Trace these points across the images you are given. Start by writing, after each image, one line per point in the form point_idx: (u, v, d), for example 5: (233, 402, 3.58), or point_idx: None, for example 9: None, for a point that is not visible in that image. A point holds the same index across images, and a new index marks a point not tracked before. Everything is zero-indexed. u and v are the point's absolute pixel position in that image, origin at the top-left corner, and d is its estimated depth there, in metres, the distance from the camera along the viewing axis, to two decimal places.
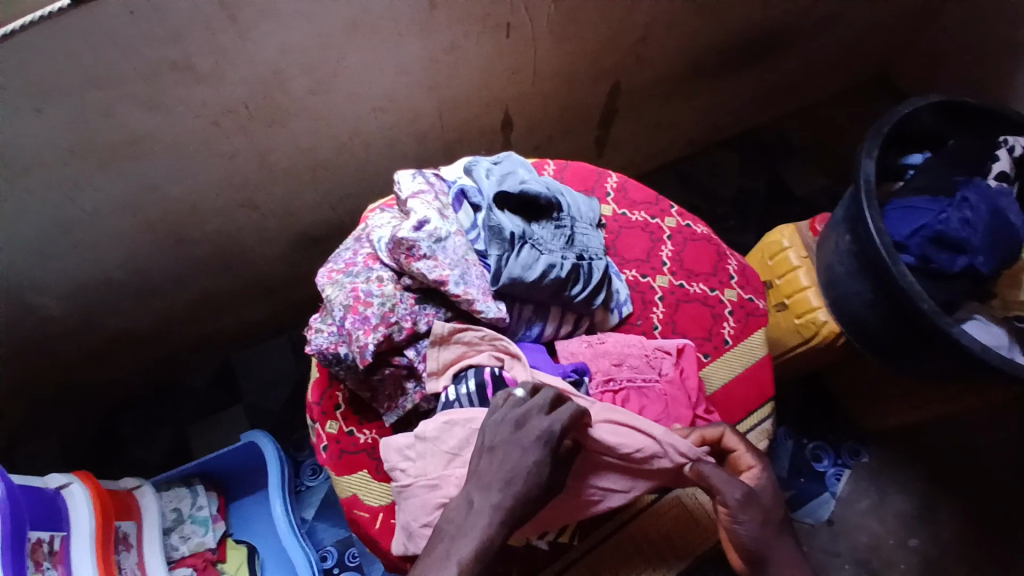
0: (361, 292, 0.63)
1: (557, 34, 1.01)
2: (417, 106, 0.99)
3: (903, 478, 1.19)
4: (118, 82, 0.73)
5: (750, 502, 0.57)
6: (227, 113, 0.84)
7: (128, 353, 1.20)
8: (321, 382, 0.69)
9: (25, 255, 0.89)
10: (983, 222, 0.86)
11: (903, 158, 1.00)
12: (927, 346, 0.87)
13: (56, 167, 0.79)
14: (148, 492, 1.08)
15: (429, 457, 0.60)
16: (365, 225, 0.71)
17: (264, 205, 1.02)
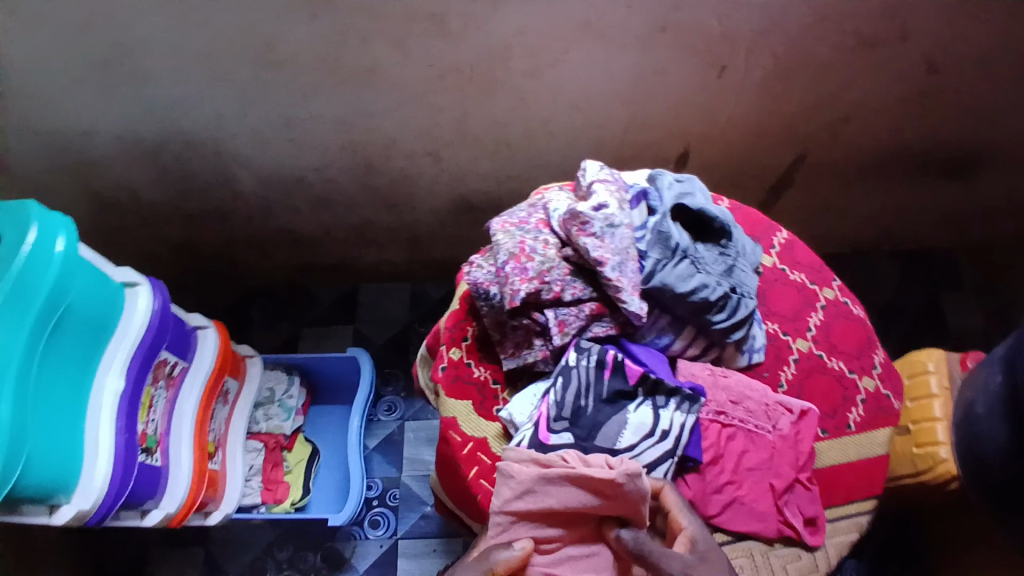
0: (527, 247, 0.68)
1: (763, 89, 1.03)
2: (610, 116, 1.05)
3: None
4: (382, 13, 0.85)
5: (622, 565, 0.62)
6: (451, 69, 0.94)
7: (281, 248, 1.35)
8: (459, 314, 0.76)
9: (246, 136, 1.04)
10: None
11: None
12: None
13: (304, 71, 0.92)
14: (256, 364, 1.19)
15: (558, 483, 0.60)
16: (542, 197, 0.77)
17: (446, 160, 1.12)
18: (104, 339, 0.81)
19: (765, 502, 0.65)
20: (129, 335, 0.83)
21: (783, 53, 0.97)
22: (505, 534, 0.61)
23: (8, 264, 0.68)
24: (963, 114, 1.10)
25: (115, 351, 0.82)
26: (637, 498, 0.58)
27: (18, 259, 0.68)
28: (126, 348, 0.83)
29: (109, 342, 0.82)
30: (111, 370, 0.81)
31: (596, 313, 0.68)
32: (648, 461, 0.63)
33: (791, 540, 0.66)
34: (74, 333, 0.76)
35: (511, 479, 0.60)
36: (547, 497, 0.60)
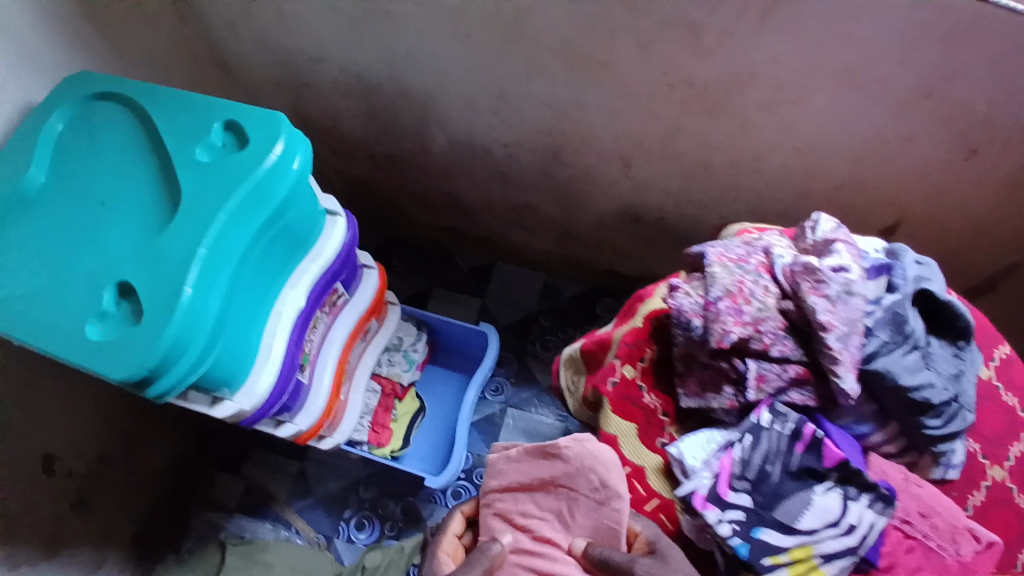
0: (746, 288, 0.64)
1: (1014, 185, 0.92)
2: (828, 169, 0.98)
3: None
4: (642, 16, 0.81)
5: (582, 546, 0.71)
6: (686, 85, 0.90)
7: (441, 208, 1.39)
8: (640, 332, 0.72)
9: (457, 99, 1.05)
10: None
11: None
12: None
13: (539, 52, 0.91)
14: (395, 311, 1.23)
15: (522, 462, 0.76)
16: (759, 237, 0.73)
17: (635, 169, 1.10)
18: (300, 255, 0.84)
19: None
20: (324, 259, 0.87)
21: None
22: (490, 519, 0.78)
23: (251, 171, 0.67)
24: None
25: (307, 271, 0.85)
26: (576, 463, 0.71)
27: (263, 167, 0.68)
28: (316, 268, 0.85)
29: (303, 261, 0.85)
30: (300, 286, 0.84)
31: (800, 378, 0.64)
32: (826, 551, 0.60)
33: None
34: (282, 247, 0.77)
35: (491, 465, 0.79)
36: (513, 475, 0.77)
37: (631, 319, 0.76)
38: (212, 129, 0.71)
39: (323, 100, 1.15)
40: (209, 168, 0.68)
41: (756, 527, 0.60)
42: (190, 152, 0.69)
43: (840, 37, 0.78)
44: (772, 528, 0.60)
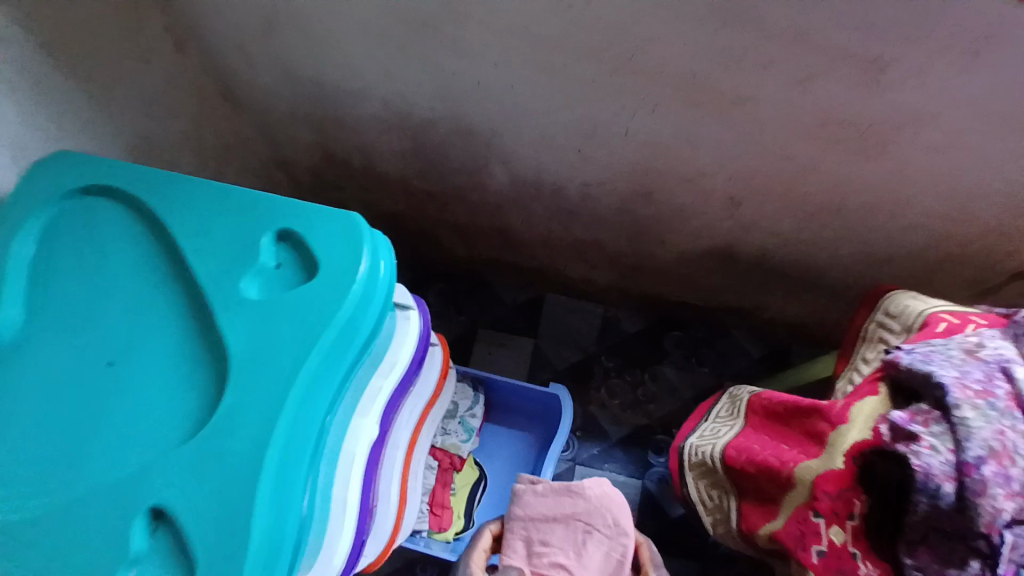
0: (1012, 443, 0.51)
1: None
2: (988, 212, 0.81)
3: None
4: (809, 46, 0.61)
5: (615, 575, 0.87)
6: (840, 122, 0.71)
7: (488, 243, 1.19)
8: (843, 479, 0.59)
9: (530, 135, 0.85)
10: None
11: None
12: None
13: (652, 85, 0.71)
14: (452, 377, 1.05)
15: (557, 498, 0.93)
16: (981, 346, 0.59)
17: (743, 209, 0.91)
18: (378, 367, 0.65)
19: None
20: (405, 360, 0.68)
21: None
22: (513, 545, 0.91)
23: (336, 311, 0.53)
24: None
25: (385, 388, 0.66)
26: (597, 502, 0.92)
27: (346, 304, 0.53)
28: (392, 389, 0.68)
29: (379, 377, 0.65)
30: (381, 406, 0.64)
31: None
32: None
33: None
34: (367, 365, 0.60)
35: (520, 498, 0.94)
36: (540, 506, 0.92)
37: (825, 455, 0.62)
38: (261, 247, 0.57)
39: (355, 132, 0.93)
40: (267, 309, 0.53)
41: None
42: (235, 286, 0.55)
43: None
44: None
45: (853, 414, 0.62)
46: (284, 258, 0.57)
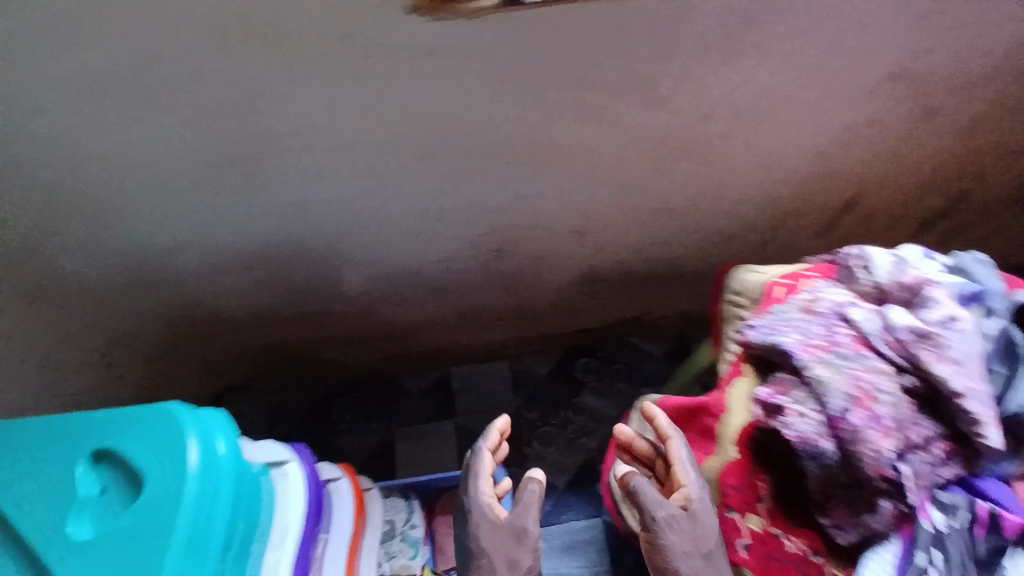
0: (868, 384, 0.53)
1: (964, 132, 0.89)
2: (791, 174, 0.90)
3: None
4: (584, 86, 0.66)
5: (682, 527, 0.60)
6: (641, 141, 0.76)
7: (373, 342, 1.15)
8: (741, 468, 0.62)
9: (375, 232, 0.85)
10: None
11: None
12: None
13: (467, 156, 0.73)
14: (376, 498, 1.00)
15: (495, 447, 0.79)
16: (814, 294, 0.61)
17: (597, 233, 0.95)
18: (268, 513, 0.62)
19: None
20: (295, 507, 0.66)
21: (1009, 91, 0.82)
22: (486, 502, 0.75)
23: (181, 479, 0.52)
24: None
25: (290, 517, 0.64)
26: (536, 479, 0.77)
27: (190, 472, 0.53)
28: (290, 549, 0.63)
29: (279, 511, 0.64)
30: (289, 537, 0.63)
31: (945, 451, 0.54)
32: None
33: None
34: (240, 518, 0.57)
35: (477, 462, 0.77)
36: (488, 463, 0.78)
37: (719, 450, 0.65)
38: (77, 479, 0.55)
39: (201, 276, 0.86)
40: (104, 537, 0.52)
41: None
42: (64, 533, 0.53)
43: (824, 35, 0.67)
44: None
45: (730, 402, 0.64)
46: (107, 479, 0.56)
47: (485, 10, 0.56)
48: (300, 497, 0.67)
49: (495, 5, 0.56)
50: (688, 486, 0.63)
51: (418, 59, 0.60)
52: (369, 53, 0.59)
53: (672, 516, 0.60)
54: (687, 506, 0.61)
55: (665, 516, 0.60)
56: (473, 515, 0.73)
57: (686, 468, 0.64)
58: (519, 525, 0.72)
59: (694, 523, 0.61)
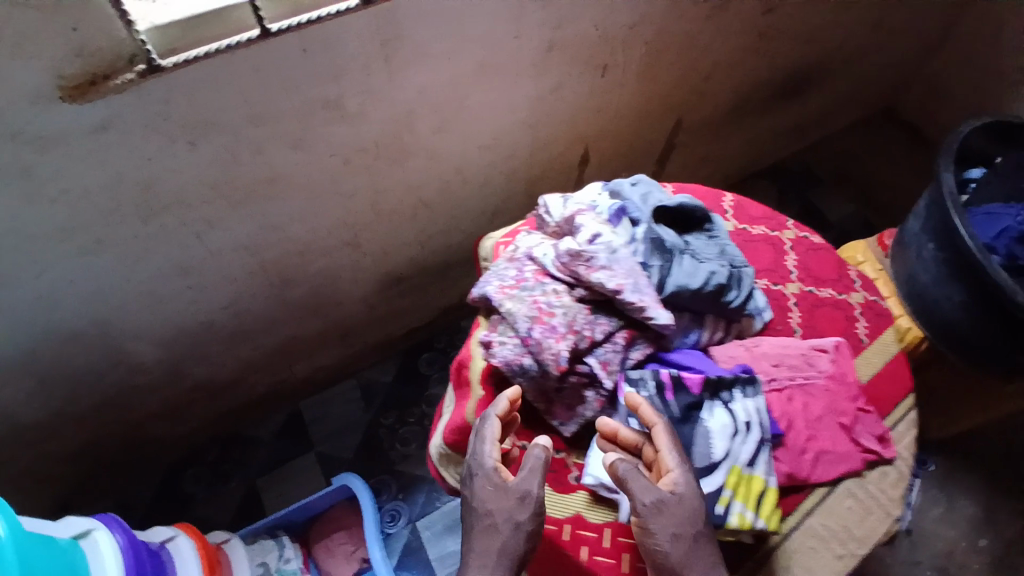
0: (543, 304, 0.66)
1: (643, 76, 1.06)
2: (516, 146, 1.03)
3: None
4: (273, 121, 0.74)
5: (659, 512, 0.57)
6: (358, 151, 0.85)
7: (203, 403, 1.17)
8: (487, 400, 0.72)
9: (142, 298, 0.88)
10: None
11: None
12: None
13: (195, 206, 0.79)
14: (237, 546, 1.04)
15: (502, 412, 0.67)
16: (515, 247, 0.74)
17: (370, 241, 1.03)
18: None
19: (844, 443, 0.69)
20: (111, 567, 0.72)
21: (657, 40, 1.00)
22: (488, 481, 0.64)
23: None
24: (795, 45, 1.28)
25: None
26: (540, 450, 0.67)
27: None
28: None
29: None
30: None
31: (629, 339, 0.68)
32: (747, 458, 0.63)
33: (874, 463, 0.70)
34: None
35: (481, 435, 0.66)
36: (490, 438, 0.65)
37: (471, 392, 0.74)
38: None
39: None
40: None
41: (693, 488, 0.62)
42: None
43: (467, 32, 0.78)
44: (701, 478, 0.62)
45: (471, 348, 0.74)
46: None
47: (133, 81, 0.62)
48: (114, 559, 0.73)
49: (135, 76, 0.62)
50: (673, 471, 0.59)
51: (93, 136, 0.65)
52: (43, 145, 0.63)
53: (661, 500, 0.57)
54: (674, 491, 0.58)
55: (654, 502, 0.57)
56: (478, 486, 0.64)
57: (670, 453, 0.60)
58: (521, 500, 0.63)
59: (683, 506, 0.57)
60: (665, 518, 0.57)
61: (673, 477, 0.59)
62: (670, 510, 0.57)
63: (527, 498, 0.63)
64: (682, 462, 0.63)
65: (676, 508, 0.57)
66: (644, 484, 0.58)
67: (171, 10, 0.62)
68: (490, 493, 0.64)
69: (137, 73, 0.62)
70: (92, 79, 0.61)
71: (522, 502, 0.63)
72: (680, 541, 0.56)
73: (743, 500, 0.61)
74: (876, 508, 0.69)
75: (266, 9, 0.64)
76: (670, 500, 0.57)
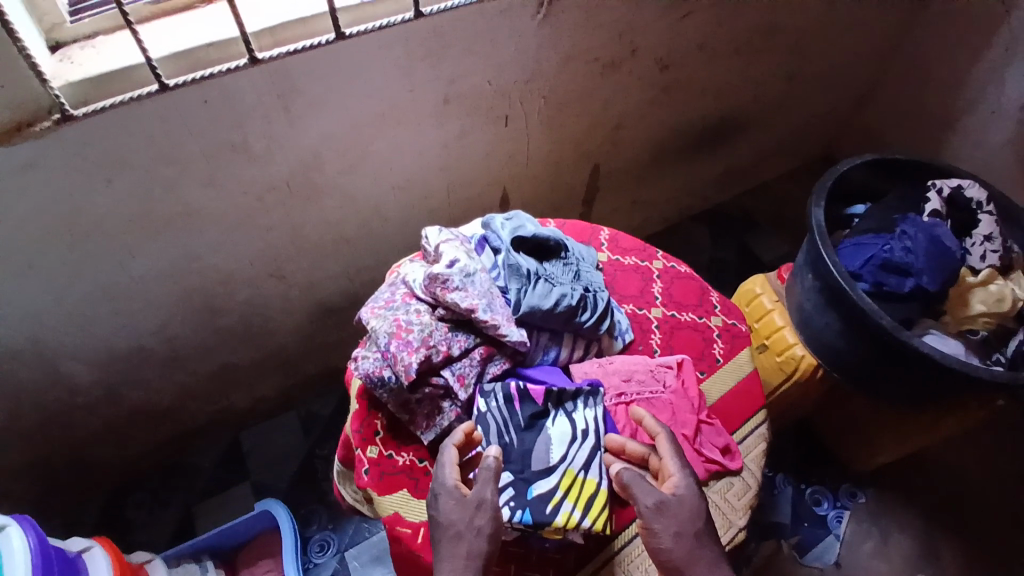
0: (402, 321, 0.72)
1: (547, 124, 1.19)
2: (430, 187, 1.14)
3: (911, 522, 1.27)
4: (184, 161, 0.85)
5: (661, 515, 0.62)
6: (271, 190, 0.95)
7: (140, 431, 1.22)
8: (360, 412, 0.77)
9: (70, 323, 0.95)
10: (923, 248, 0.95)
11: (922, 193, 1.04)
12: (907, 364, 0.94)
13: (117, 235, 0.88)
14: (159, 567, 1.06)
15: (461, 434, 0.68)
16: (398, 273, 0.81)
17: (295, 273, 1.12)
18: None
19: (686, 452, 0.74)
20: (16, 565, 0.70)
21: (552, 91, 1.13)
22: (447, 495, 0.64)
23: None
24: (702, 96, 1.41)
25: None
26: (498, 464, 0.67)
27: None
28: None
29: None
30: None
31: (485, 355, 0.74)
32: (582, 463, 0.70)
33: (720, 474, 0.75)
34: None
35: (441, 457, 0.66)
36: (450, 457, 0.66)
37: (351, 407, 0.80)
38: None
39: None
40: None
41: (528, 489, 0.68)
42: None
43: (363, 85, 0.90)
44: (537, 480, 0.69)
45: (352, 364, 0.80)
46: None
47: (50, 128, 0.72)
48: (22, 558, 0.71)
49: (52, 124, 0.71)
50: (674, 476, 0.65)
51: (22, 173, 0.74)
52: None
53: (661, 501, 0.63)
54: (675, 493, 0.64)
55: (655, 504, 0.63)
56: (441, 505, 0.63)
57: (671, 461, 0.67)
58: (478, 507, 0.62)
59: (683, 506, 0.63)
60: (669, 521, 0.62)
61: (673, 480, 0.65)
62: (671, 510, 0.62)
63: (483, 503, 0.63)
64: (524, 466, 0.70)
65: (680, 510, 0.62)
66: (648, 490, 0.64)
67: (82, 70, 0.72)
68: (448, 506, 0.63)
69: (53, 121, 0.71)
70: (17, 128, 0.70)
71: (482, 507, 0.62)
72: (684, 541, 0.61)
73: (573, 500, 0.68)
74: (717, 516, 0.73)
75: (165, 68, 0.75)
76: (672, 502, 0.63)
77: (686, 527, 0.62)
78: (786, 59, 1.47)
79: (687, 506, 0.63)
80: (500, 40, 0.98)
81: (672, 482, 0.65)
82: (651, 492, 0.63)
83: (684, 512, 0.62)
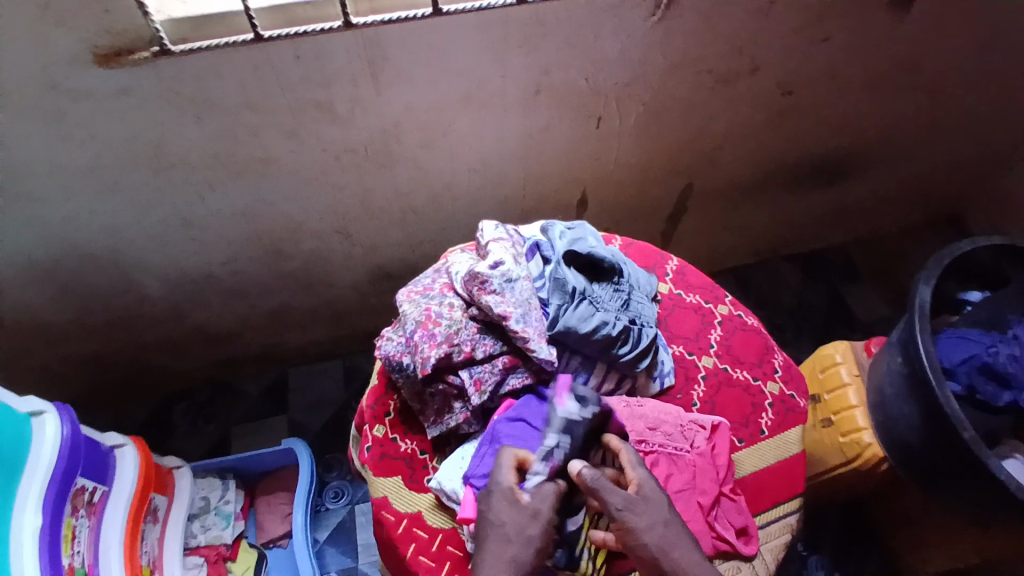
0: (433, 312, 0.70)
1: (642, 131, 1.11)
2: (507, 174, 1.10)
3: None
4: (270, 110, 0.87)
5: (632, 510, 0.60)
6: (348, 151, 0.96)
7: (198, 347, 1.30)
8: (377, 390, 0.76)
9: (149, 239, 1.02)
10: None
11: None
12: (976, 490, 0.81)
13: (199, 169, 0.92)
14: (184, 475, 1.14)
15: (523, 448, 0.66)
16: (445, 261, 0.79)
17: (361, 233, 1.14)
18: (15, 476, 0.73)
19: (697, 522, 0.67)
20: (45, 449, 0.77)
21: (653, 98, 1.05)
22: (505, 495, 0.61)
23: None
24: (825, 129, 1.27)
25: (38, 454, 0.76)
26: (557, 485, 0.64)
27: None
28: (40, 481, 0.75)
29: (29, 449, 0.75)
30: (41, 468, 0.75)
31: (509, 365, 0.71)
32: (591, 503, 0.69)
33: (727, 555, 0.68)
34: None
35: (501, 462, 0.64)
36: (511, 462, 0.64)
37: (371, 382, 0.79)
38: None
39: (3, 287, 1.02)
40: None
41: None
42: None
43: (453, 63, 0.88)
44: None
45: None
46: None
47: (147, 59, 0.76)
48: (52, 446, 0.78)
49: (149, 55, 0.75)
50: (636, 476, 0.64)
51: (116, 97, 0.79)
52: (74, 96, 0.78)
53: (630, 500, 0.61)
54: (641, 490, 0.62)
55: (624, 503, 0.61)
56: (495, 502, 0.60)
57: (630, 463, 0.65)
58: (536, 517, 0.60)
59: (650, 502, 0.62)
60: (641, 514, 0.60)
61: (637, 480, 0.63)
62: (640, 504, 0.61)
63: (539, 513, 0.60)
64: None
65: (646, 505, 0.61)
66: (613, 489, 0.61)
67: (185, 7, 0.75)
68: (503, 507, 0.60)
69: (151, 53, 0.75)
70: (118, 53, 0.75)
71: (537, 517, 0.60)
72: (658, 532, 0.60)
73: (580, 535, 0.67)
74: None
75: (262, 19, 0.76)
76: (639, 497, 0.62)
77: (660, 521, 0.61)
78: (936, 105, 1.28)
79: (654, 499, 0.62)
80: (604, 36, 0.91)
81: (638, 483, 0.63)
82: (617, 492, 0.61)
83: (655, 509, 0.61)
